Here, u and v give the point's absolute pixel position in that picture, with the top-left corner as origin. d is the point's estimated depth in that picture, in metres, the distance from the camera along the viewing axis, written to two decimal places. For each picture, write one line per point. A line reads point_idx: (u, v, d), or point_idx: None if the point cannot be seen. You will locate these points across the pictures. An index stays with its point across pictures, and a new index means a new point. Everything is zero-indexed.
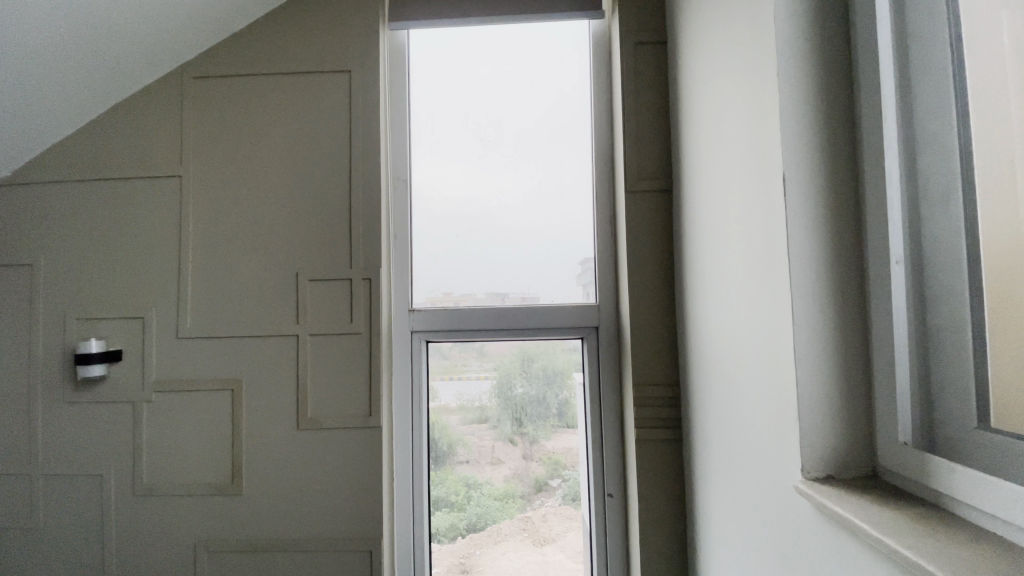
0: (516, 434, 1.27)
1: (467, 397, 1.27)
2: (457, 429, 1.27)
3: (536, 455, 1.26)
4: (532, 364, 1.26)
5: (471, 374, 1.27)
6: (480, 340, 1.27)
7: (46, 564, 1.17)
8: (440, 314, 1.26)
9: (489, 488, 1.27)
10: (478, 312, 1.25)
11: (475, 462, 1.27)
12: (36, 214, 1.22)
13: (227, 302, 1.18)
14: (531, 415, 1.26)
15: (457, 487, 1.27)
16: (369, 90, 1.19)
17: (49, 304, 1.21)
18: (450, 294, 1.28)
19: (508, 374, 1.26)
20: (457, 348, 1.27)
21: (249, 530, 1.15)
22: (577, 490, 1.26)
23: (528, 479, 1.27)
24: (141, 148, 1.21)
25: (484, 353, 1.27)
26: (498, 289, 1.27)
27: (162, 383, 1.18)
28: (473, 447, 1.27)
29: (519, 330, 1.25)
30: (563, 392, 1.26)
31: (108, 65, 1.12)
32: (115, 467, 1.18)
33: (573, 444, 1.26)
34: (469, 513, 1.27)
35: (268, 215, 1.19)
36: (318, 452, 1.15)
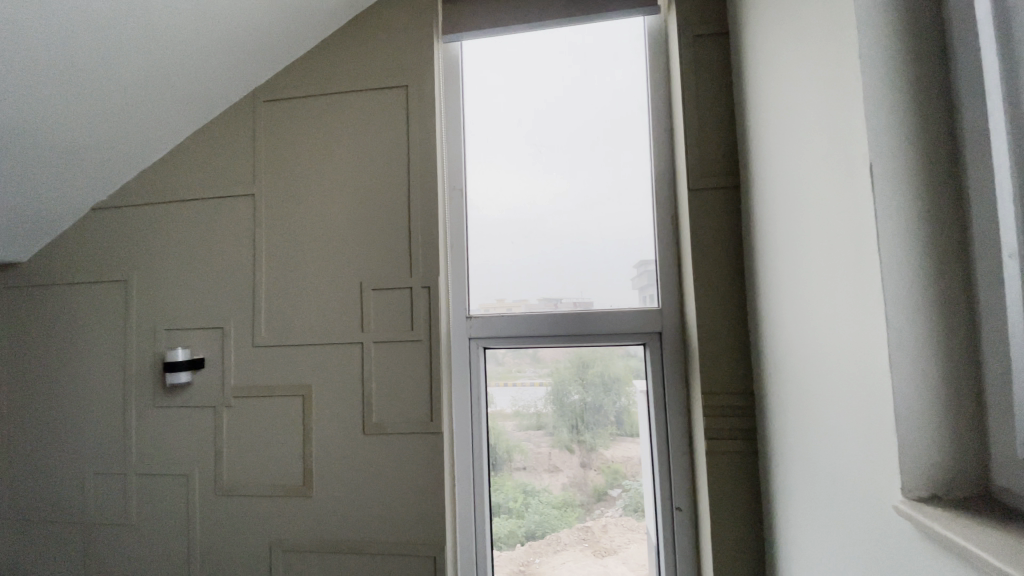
0: (574, 442, 1.24)
1: (522, 403, 1.26)
2: (514, 435, 1.26)
3: (594, 464, 1.23)
4: (589, 371, 1.23)
5: (525, 380, 1.26)
6: (534, 346, 1.25)
7: (140, 557, 1.27)
8: (493, 320, 1.26)
9: (547, 495, 1.25)
10: (533, 318, 1.24)
11: (532, 469, 1.25)
12: (131, 232, 1.34)
13: (297, 312, 1.24)
14: (588, 423, 1.23)
15: (515, 494, 1.26)
16: (425, 103, 1.21)
17: (142, 315, 1.32)
18: (502, 300, 1.27)
19: (563, 381, 1.24)
20: (511, 354, 1.27)
21: (318, 530, 1.19)
22: (640, 501, 1.21)
23: (587, 488, 1.24)
24: (218, 169, 1.30)
25: (539, 359, 1.26)
26: (553, 294, 1.26)
27: (238, 389, 1.25)
28: (530, 454, 1.26)
29: (576, 336, 1.23)
30: (622, 399, 1.22)
31: (189, 95, 1.21)
32: (199, 468, 1.26)
33: (634, 453, 1.22)
34: (527, 521, 1.25)
35: (332, 229, 1.24)
36: (382, 457, 1.17)
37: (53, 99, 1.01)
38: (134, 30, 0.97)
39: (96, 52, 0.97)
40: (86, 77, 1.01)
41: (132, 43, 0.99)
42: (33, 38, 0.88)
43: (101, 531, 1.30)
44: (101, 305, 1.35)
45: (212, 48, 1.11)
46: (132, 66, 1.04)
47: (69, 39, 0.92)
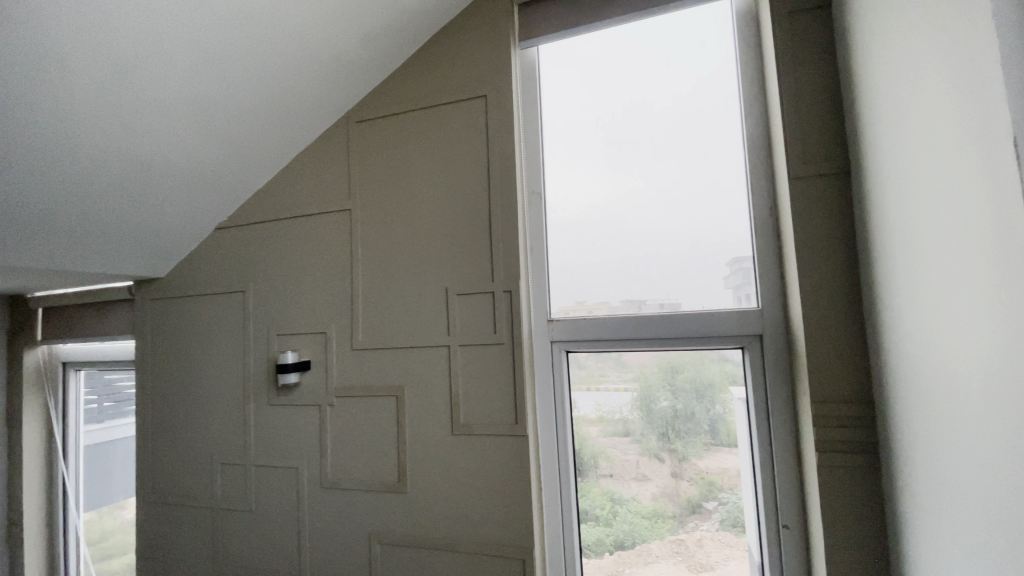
0: (664, 450, 1.19)
1: (607, 409, 1.23)
2: (599, 441, 1.23)
3: (687, 474, 1.17)
4: (679, 376, 1.18)
5: (609, 384, 1.23)
6: (618, 349, 1.22)
7: (258, 540, 1.41)
8: (575, 324, 1.24)
9: (636, 505, 1.21)
10: (616, 321, 1.20)
11: (620, 476, 1.22)
12: (247, 247, 1.50)
13: (390, 317, 1.31)
14: (679, 431, 1.18)
15: (602, 502, 1.22)
16: (504, 110, 1.23)
17: (256, 322, 1.47)
18: (583, 302, 1.25)
19: (649, 386, 1.20)
20: (594, 358, 1.24)
21: (412, 525, 1.24)
22: (739, 516, 1.13)
23: (679, 499, 1.17)
24: (318, 187, 1.42)
25: (623, 363, 1.22)
26: (636, 296, 1.22)
27: (340, 389, 1.34)
28: (617, 461, 1.22)
29: (663, 339, 1.17)
30: (716, 407, 1.15)
31: (292, 121, 1.32)
32: (307, 461, 1.37)
33: (732, 464, 1.13)
34: (616, 530, 1.21)
35: (420, 238, 1.30)
36: (470, 458, 1.20)
37: (181, 134, 1.15)
38: (244, 66, 1.08)
39: (214, 88, 1.09)
40: (206, 112, 1.13)
41: (243, 78, 1.11)
42: (164, 82, 1.01)
43: (226, 516, 1.46)
44: (224, 314, 1.52)
45: (310, 76, 1.21)
46: (243, 100, 1.16)
47: (192, 80, 1.04)
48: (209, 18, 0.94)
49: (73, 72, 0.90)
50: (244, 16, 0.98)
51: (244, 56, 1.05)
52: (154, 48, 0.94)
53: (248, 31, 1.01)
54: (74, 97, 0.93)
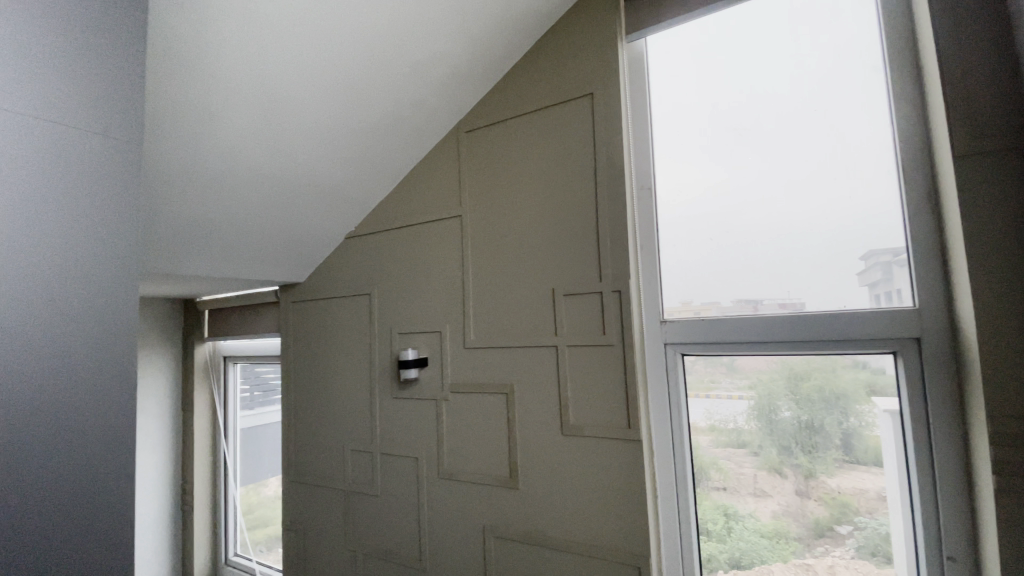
0: (786, 465, 1.09)
1: (718, 417, 1.15)
2: (709, 452, 1.16)
3: (812, 493, 1.06)
4: (803, 385, 1.07)
5: (721, 392, 1.15)
6: (729, 354, 1.14)
7: (382, 523, 1.53)
8: (686, 326, 1.17)
9: (754, 522, 1.12)
10: (726, 323, 1.13)
11: (734, 490, 1.14)
12: (371, 254, 1.64)
13: (500, 317, 1.35)
14: (805, 445, 1.07)
15: (715, 516, 1.15)
16: (611, 106, 1.21)
17: (379, 323, 1.60)
18: (688, 304, 1.19)
19: (769, 394, 1.11)
20: (704, 364, 1.17)
21: (525, 522, 1.27)
22: (879, 544, 1.00)
23: (804, 520, 1.07)
24: (433, 196, 1.51)
25: (735, 369, 1.14)
26: (751, 296, 1.13)
27: (455, 385, 1.42)
28: (731, 474, 1.14)
29: (787, 343, 1.07)
30: (849, 420, 1.03)
31: (409, 134, 1.42)
32: (426, 453, 1.46)
33: (871, 486, 1.00)
34: (731, 547, 1.13)
35: (530, 240, 1.32)
36: (580, 458, 1.20)
37: (313, 150, 1.29)
38: (365, 82, 1.19)
39: (341, 106, 1.22)
40: (332, 127, 1.26)
41: (365, 94, 1.22)
42: (297, 101, 1.14)
43: (356, 499, 1.60)
44: (353, 315, 1.68)
45: (422, 90, 1.30)
46: (362, 114, 1.27)
47: (322, 99, 1.17)
48: (332, 36, 1.05)
49: (227, 97, 1.05)
50: (361, 32, 1.07)
51: (363, 71, 1.16)
52: (288, 68, 1.07)
53: (365, 46, 1.10)
54: (236, 118, 1.11)
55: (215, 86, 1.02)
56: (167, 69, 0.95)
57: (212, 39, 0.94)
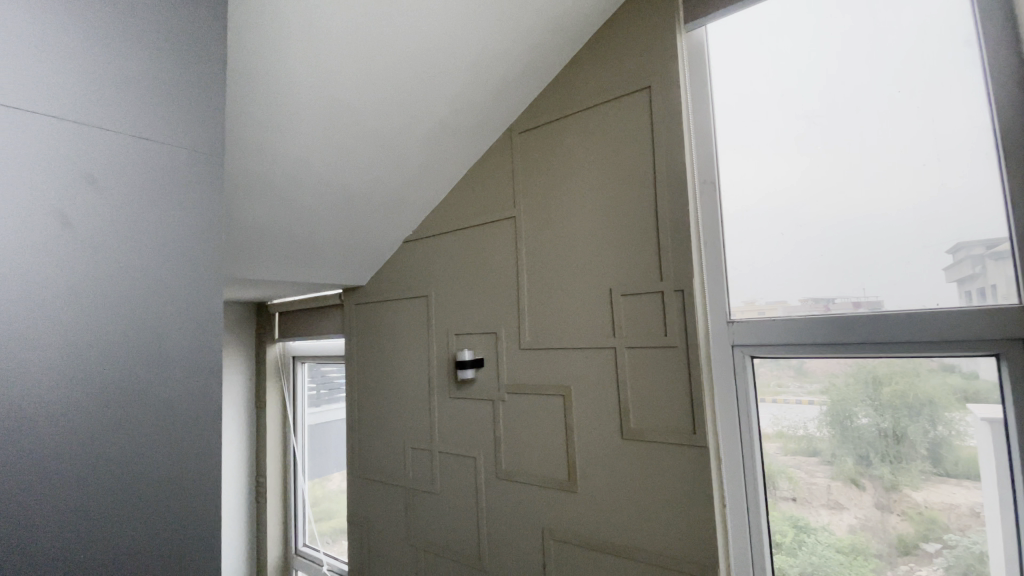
0: (863, 475, 1.01)
1: (787, 423, 1.08)
2: (777, 459, 1.09)
3: (895, 507, 0.97)
4: (882, 390, 0.99)
5: (790, 397, 1.08)
6: (799, 355, 1.07)
7: (441, 520, 1.56)
8: (752, 326, 1.11)
9: (828, 536, 1.04)
10: (796, 323, 1.06)
11: (806, 502, 1.06)
12: (427, 256, 1.68)
13: (556, 318, 1.34)
14: (887, 455, 0.98)
15: (784, 527, 1.08)
16: (670, 99, 1.17)
17: (436, 324, 1.64)
18: (753, 302, 1.13)
19: (844, 400, 1.03)
20: (770, 366, 1.10)
21: (585, 526, 1.25)
22: (975, 567, 0.90)
23: (885, 536, 0.98)
24: (487, 198, 1.52)
25: (805, 372, 1.07)
26: (823, 294, 1.05)
27: (511, 386, 1.42)
28: (802, 483, 1.07)
29: (866, 345, 0.99)
30: (938, 428, 0.94)
31: (464, 137, 1.44)
32: (483, 453, 1.47)
33: (964, 501, 0.91)
34: (802, 561, 1.06)
35: (586, 239, 1.30)
36: (642, 464, 1.17)
37: (372, 157, 1.34)
38: (421, 88, 1.22)
39: (398, 112, 1.25)
40: (390, 134, 1.30)
41: (420, 99, 1.24)
42: (358, 110, 1.19)
43: (416, 496, 1.64)
44: (411, 317, 1.72)
45: (477, 93, 1.31)
46: (418, 120, 1.30)
47: (380, 106, 1.21)
48: (390, 44, 1.08)
49: (296, 109, 1.11)
50: (418, 37, 1.09)
51: (419, 77, 1.18)
52: (350, 78, 1.11)
53: (421, 52, 1.13)
54: (303, 129, 1.16)
55: (283, 100, 1.08)
56: (243, 86, 1.01)
57: (282, 54, 1.00)
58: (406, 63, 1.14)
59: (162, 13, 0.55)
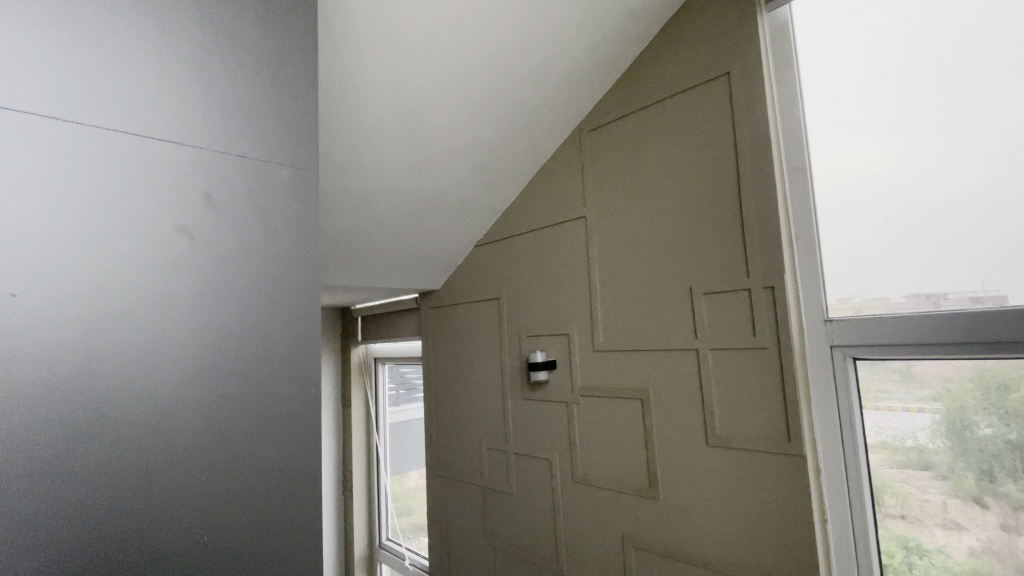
0: (986, 493, 0.88)
1: (892, 433, 0.98)
2: (883, 473, 0.99)
3: None
4: (1007, 396, 0.86)
5: (895, 404, 0.98)
6: (906, 358, 0.96)
7: (517, 521, 1.57)
8: (848, 326, 1.01)
9: (945, 560, 0.93)
10: (901, 322, 0.95)
11: (917, 520, 0.95)
12: (498, 259, 1.70)
13: (632, 319, 1.31)
14: (1016, 470, 0.85)
15: (891, 548, 0.97)
16: (752, 85, 1.10)
17: (508, 326, 1.65)
18: (849, 299, 1.03)
19: (961, 407, 0.91)
20: (869, 370, 1.00)
21: (667, 535, 1.20)
22: None
23: (1015, 563, 0.85)
24: (557, 200, 1.51)
25: (913, 376, 0.96)
26: (933, 290, 0.94)
27: (585, 389, 1.40)
28: (912, 500, 0.96)
29: (987, 346, 0.87)
30: None
31: (531, 139, 1.44)
32: (559, 456, 1.46)
33: None
34: None
35: (661, 237, 1.26)
36: (729, 472, 1.11)
37: (444, 164, 1.37)
38: (488, 94, 1.23)
39: (466, 119, 1.27)
40: (459, 140, 1.32)
41: (487, 104, 1.26)
42: (430, 119, 1.22)
43: (493, 497, 1.66)
44: (483, 320, 1.75)
45: (545, 93, 1.31)
46: (487, 125, 1.32)
47: (446, 114, 1.23)
48: (455, 52, 1.10)
49: (373, 123, 1.16)
50: (487, 44, 1.11)
51: (486, 82, 1.20)
52: (423, 89, 1.14)
53: (491, 59, 1.14)
54: (379, 141, 1.22)
55: (363, 115, 1.14)
56: (327, 105, 1.07)
57: (362, 72, 1.05)
58: (472, 70, 1.15)
59: (263, 44, 0.60)
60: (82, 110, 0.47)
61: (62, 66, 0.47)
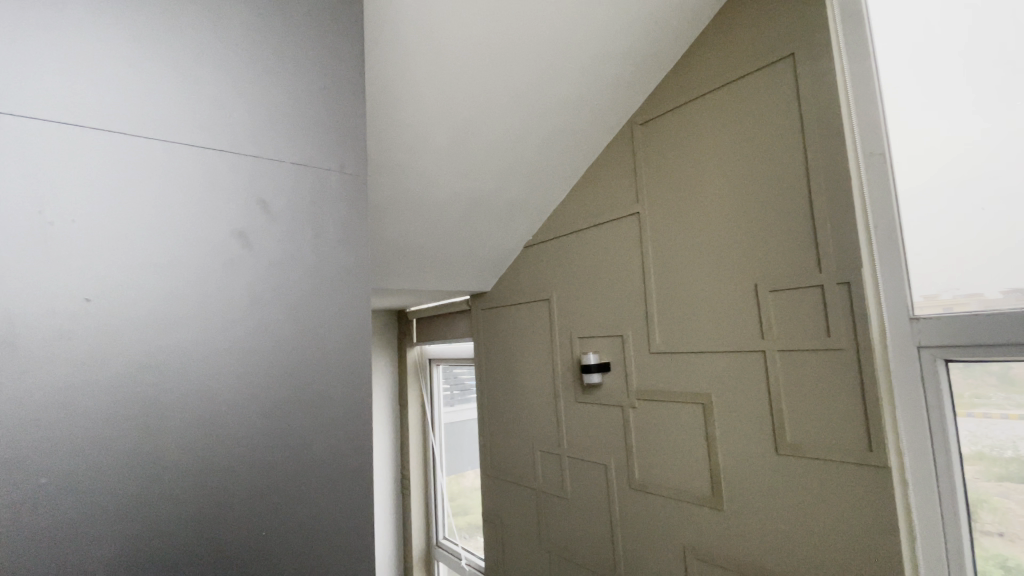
0: None
1: (988, 443, 0.87)
2: (976, 486, 0.88)
3: None
4: None
5: (991, 410, 0.86)
6: (1005, 360, 0.85)
7: (573, 526, 1.54)
8: (936, 324, 0.91)
9: None
10: (1000, 321, 0.84)
11: (1020, 540, 0.84)
12: (549, 259, 1.68)
13: (691, 319, 1.25)
14: None
15: (988, 570, 0.86)
16: (820, 65, 1.02)
17: (560, 327, 1.63)
18: (936, 296, 0.93)
19: None
20: (962, 374, 0.89)
21: (733, 548, 1.14)
22: None
23: None
24: (609, 197, 1.47)
25: (1014, 381, 0.84)
26: None
27: (641, 392, 1.36)
28: (1013, 517, 0.84)
29: None
30: None
31: (579, 135, 1.41)
32: (615, 461, 1.42)
33: None
34: None
35: (721, 232, 1.19)
36: (802, 483, 1.03)
37: (492, 165, 1.37)
38: (533, 91, 1.21)
39: (511, 119, 1.26)
40: (505, 141, 1.31)
41: (530, 102, 1.23)
42: (475, 120, 1.22)
43: (547, 501, 1.64)
44: (535, 321, 1.74)
45: (593, 88, 1.27)
46: (534, 123, 1.30)
47: (489, 114, 1.22)
48: (494, 50, 1.08)
49: (419, 127, 1.18)
50: (529, 40, 1.09)
51: (529, 79, 1.17)
52: (468, 89, 1.14)
53: (536, 55, 1.12)
54: (426, 145, 1.23)
55: (410, 119, 1.15)
56: (376, 112, 1.10)
57: (406, 77, 1.06)
58: (513, 68, 1.13)
59: (313, 52, 0.61)
60: (150, 125, 0.50)
61: (133, 86, 0.50)
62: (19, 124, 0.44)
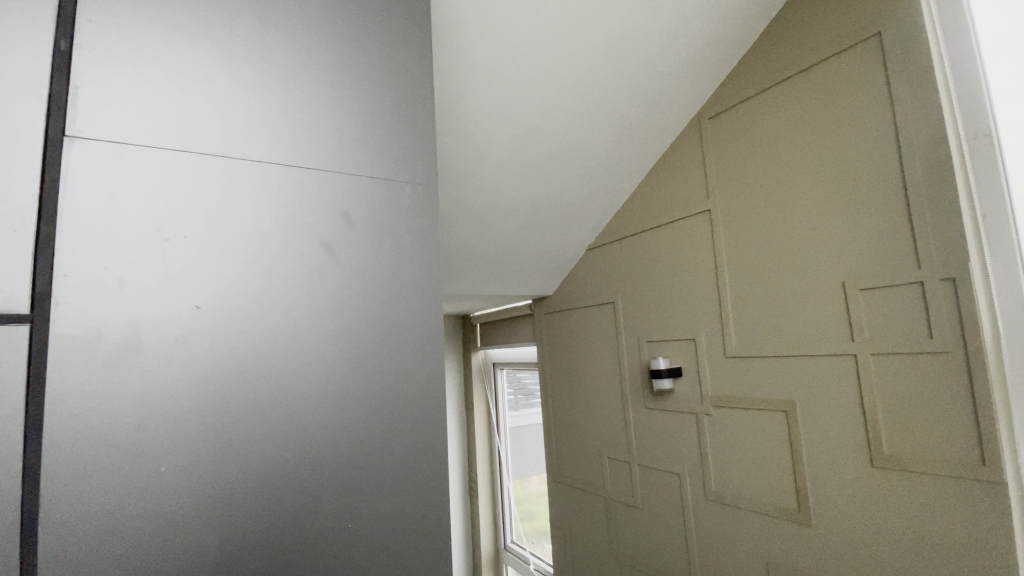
0: None
1: None
2: None
3: None
4: None
5: None
6: None
7: (645, 535, 1.50)
8: None
9: None
10: None
11: None
12: (614, 262, 1.66)
13: (769, 321, 1.18)
14: None
15: None
16: (913, 42, 0.93)
17: (628, 331, 1.60)
18: None
19: None
20: None
21: (823, 568, 1.06)
22: None
23: None
24: (676, 196, 1.43)
25: None
26: None
27: (716, 398, 1.30)
28: None
29: None
30: None
31: (643, 133, 1.38)
32: (689, 470, 1.37)
33: None
34: None
35: (802, 229, 1.12)
36: (903, 500, 0.94)
37: (554, 169, 1.37)
38: (594, 92, 1.20)
39: (573, 121, 1.25)
40: (567, 144, 1.31)
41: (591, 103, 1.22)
42: (536, 124, 1.22)
43: (618, 509, 1.61)
44: (601, 325, 1.71)
45: (658, 84, 1.24)
46: (596, 124, 1.29)
47: (549, 118, 1.22)
48: (551, 53, 1.07)
49: (480, 135, 1.20)
50: (589, 41, 1.08)
51: (589, 79, 1.16)
52: (528, 95, 1.15)
53: (596, 56, 1.11)
54: (487, 153, 1.25)
55: (472, 128, 1.18)
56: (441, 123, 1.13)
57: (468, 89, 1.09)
58: (572, 71, 1.13)
59: (388, 72, 0.64)
60: (246, 148, 0.55)
61: (232, 112, 0.55)
62: (141, 153, 0.50)
